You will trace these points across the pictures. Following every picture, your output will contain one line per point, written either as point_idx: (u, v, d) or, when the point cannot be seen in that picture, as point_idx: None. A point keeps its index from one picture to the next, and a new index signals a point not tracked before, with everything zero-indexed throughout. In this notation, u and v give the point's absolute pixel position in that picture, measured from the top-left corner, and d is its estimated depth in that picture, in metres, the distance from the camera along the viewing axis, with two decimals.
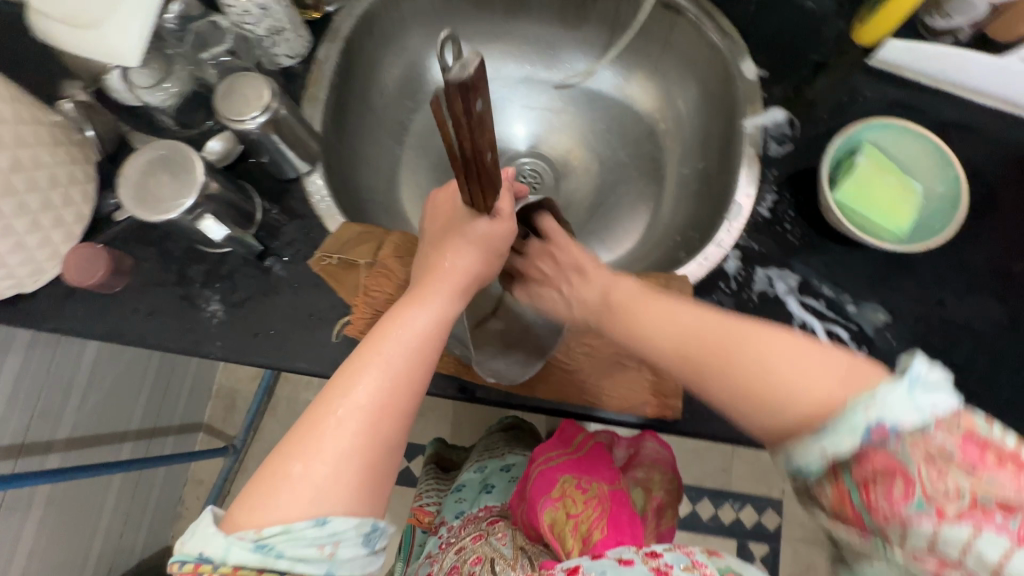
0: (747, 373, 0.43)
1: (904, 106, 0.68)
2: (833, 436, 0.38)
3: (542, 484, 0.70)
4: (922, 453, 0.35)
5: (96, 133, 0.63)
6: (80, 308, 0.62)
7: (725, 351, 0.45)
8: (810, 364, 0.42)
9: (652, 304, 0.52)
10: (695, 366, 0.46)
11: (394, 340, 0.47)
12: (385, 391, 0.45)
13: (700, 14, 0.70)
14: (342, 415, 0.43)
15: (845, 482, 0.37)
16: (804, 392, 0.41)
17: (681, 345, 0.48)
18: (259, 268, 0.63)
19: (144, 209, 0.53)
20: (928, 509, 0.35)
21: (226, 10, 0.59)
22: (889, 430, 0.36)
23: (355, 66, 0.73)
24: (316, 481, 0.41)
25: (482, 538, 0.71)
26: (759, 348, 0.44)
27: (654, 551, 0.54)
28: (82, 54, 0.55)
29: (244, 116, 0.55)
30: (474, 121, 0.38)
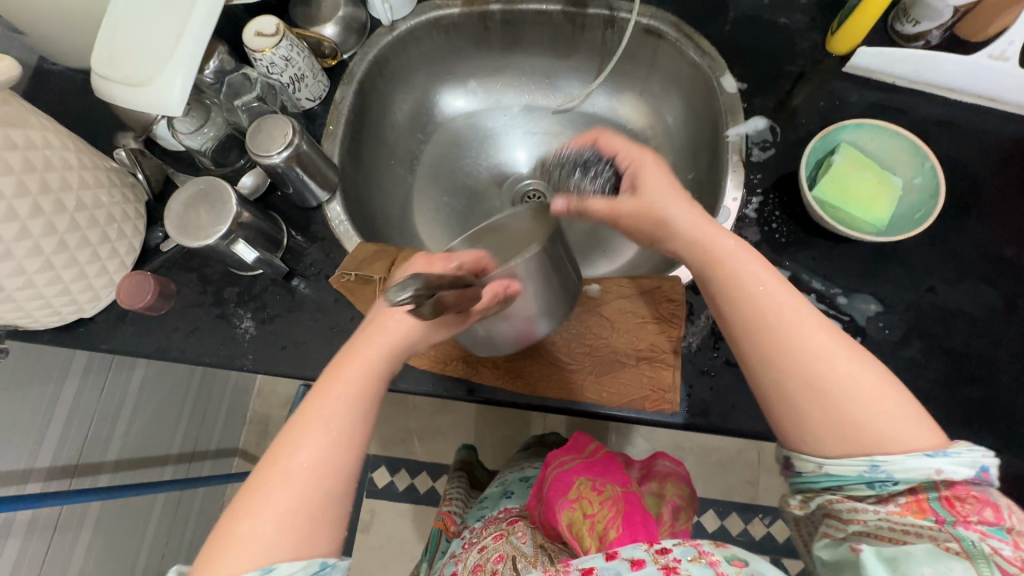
0: (827, 376, 0.45)
1: (882, 107, 0.71)
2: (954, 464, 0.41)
3: (556, 484, 0.74)
4: (1006, 502, 0.41)
5: (146, 176, 0.72)
6: (130, 330, 0.69)
7: (817, 347, 0.46)
8: (896, 420, 0.43)
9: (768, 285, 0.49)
10: (789, 350, 0.46)
11: (330, 404, 0.51)
12: (327, 451, 0.49)
13: (679, 36, 0.76)
14: (286, 475, 0.47)
15: (925, 491, 0.42)
16: (857, 435, 0.44)
17: (783, 341, 0.46)
18: (286, 287, 0.69)
19: (184, 235, 0.60)
20: (1006, 536, 0.39)
21: (255, 64, 0.68)
22: (986, 475, 0.42)
23: (368, 104, 0.81)
24: (263, 535, 0.45)
25: (504, 539, 0.75)
26: (853, 388, 0.44)
27: (663, 548, 0.56)
28: (140, 109, 0.64)
29: (271, 152, 0.62)
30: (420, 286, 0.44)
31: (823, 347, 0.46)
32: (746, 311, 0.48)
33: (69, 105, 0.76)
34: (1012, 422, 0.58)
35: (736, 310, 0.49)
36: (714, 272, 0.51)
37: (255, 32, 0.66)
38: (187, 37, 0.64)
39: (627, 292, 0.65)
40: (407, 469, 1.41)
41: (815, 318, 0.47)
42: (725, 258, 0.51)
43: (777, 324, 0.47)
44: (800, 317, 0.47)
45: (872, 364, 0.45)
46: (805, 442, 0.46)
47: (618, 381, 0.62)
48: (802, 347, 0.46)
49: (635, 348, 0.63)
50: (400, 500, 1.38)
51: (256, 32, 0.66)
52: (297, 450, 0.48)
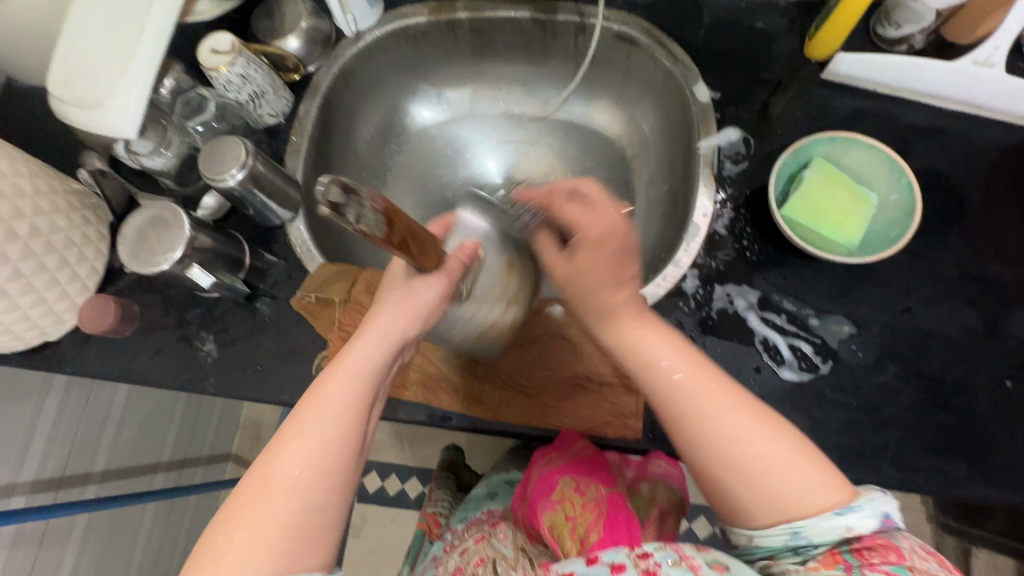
0: (737, 446, 0.45)
1: (864, 116, 0.67)
2: (858, 516, 0.42)
3: (542, 480, 0.69)
4: (912, 545, 0.41)
5: (106, 197, 0.71)
6: (96, 353, 0.69)
7: (721, 412, 0.46)
8: (806, 482, 0.44)
9: (664, 345, 0.50)
10: (698, 425, 0.46)
11: (320, 407, 0.47)
12: (320, 455, 0.45)
13: (652, 43, 0.73)
14: (276, 478, 0.44)
15: (840, 548, 0.42)
16: (779, 506, 0.44)
17: (686, 408, 0.47)
18: (248, 308, 0.68)
19: (139, 263, 0.59)
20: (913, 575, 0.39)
21: (212, 82, 0.67)
22: (892, 523, 0.42)
23: (335, 117, 0.79)
24: (244, 552, 0.41)
25: (483, 543, 0.71)
26: (766, 456, 0.45)
27: (644, 550, 0.49)
28: (96, 130, 0.63)
29: (225, 175, 0.61)
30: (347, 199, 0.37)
31: (727, 412, 0.46)
32: (653, 377, 0.49)
33: (34, 124, 0.75)
34: (989, 452, 0.56)
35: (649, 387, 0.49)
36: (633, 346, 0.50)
37: (210, 49, 0.65)
38: (142, 56, 0.63)
39: None
40: (397, 474, 1.40)
41: (709, 373, 0.48)
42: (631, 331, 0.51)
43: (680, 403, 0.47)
44: (713, 399, 0.46)
45: (780, 433, 0.46)
46: (738, 516, 0.46)
47: (575, 410, 0.60)
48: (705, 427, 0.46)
49: (597, 373, 0.61)
50: (389, 504, 1.39)
51: (212, 49, 0.64)
52: (279, 456, 0.45)
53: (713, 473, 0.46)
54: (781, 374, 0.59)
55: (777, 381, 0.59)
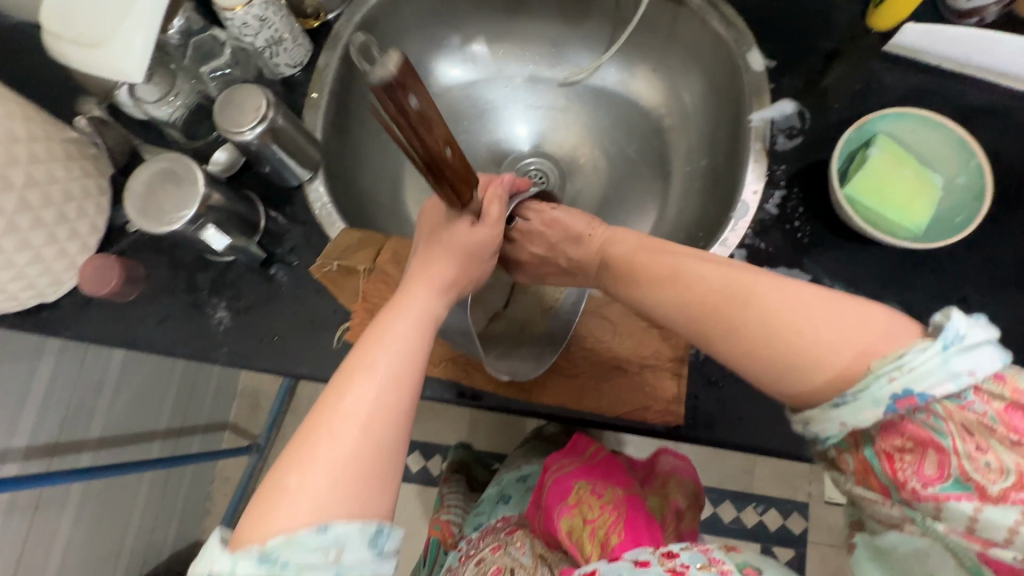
0: (771, 314, 0.42)
1: (927, 92, 0.63)
2: (857, 409, 0.38)
3: (557, 487, 0.71)
4: (957, 427, 0.36)
5: (107, 147, 0.65)
6: (99, 316, 0.64)
7: (746, 284, 0.45)
8: (860, 324, 0.40)
9: (659, 258, 0.51)
10: (694, 282, 0.48)
11: (382, 345, 0.46)
12: (386, 394, 0.44)
13: (703, 4, 0.68)
14: (343, 418, 0.42)
15: (866, 450, 0.39)
16: (846, 351, 0.39)
17: (696, 296, 0.47)
18: (263, 275, 0.64)
19: (149, 221, 0.54)
20: (964, 485, 0.35)
21: (226, 25, 0.61)
22: (920, 399, 0.36)
23: (355, 71, 0.73)
24: (320, 483, 0.40)
25: (499, 549, 0.71)
26: (786, 304, 0.42)
27: (670, 551, 0.48)
28: (95, 73, 0.57)
29: (243, 128, 0.56)
30: (412, 119, 0.36)
31: (747, 281, 0.45)
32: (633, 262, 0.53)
33: None
34: None
35: (655, 297, 0.50)
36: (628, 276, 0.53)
37: None
38: None
39: None
40: None
41: (711, 263, 0.48)
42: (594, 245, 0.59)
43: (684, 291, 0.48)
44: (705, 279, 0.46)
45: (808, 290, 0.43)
46: (797, 385, 0.41)
47: (616, 392, 0.57)
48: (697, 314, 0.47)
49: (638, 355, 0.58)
50: None
51: None
52: (343, 394, 0.43)
53: (748, 356, 0.44)
54: None
55: None
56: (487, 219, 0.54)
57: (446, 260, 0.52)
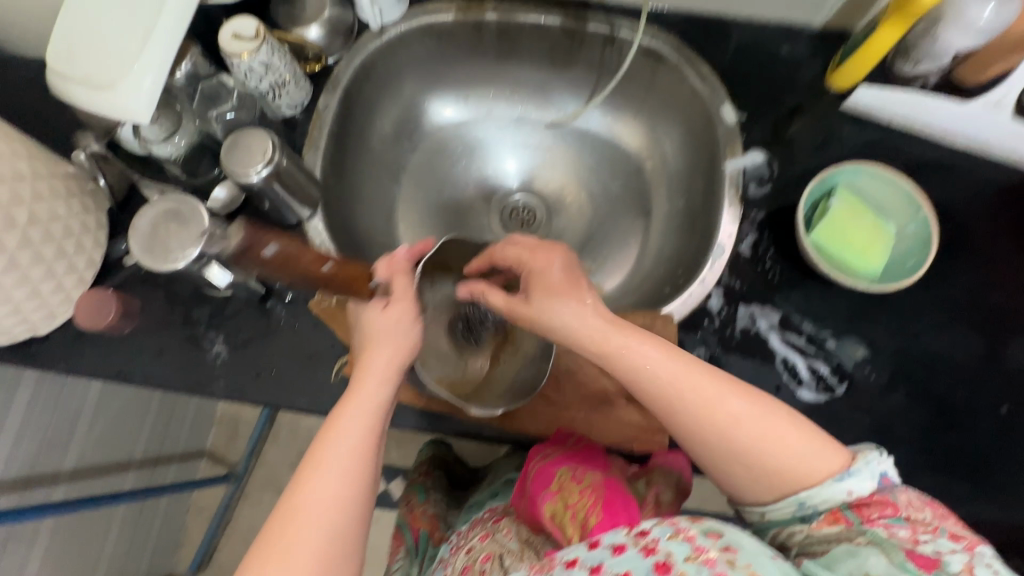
0: (732, 431, 0.50)
1: (880, 146, 0.70)
2: (857, 480, 0.48)
3: (540, 476, 0.61)
4: (907, 500, 0.46)
5: (107, 183, 0.66)
6: (92, 350, 0.64)
7: (723, 406, 0.50)
8: (806, 453, 0.49)
9: (631, 341, 0.53)
10: (695, 425, 0.51)
11: (333, 442, 0.49)
12: (342, 487, 0.48)
13: (680, 60, 0.74)
14: (307, 513, 0.47)
15: (840, 506, 0.48)
16: (788, 479, 0.49)
17: (681, 403, 0.51)
18: (261, 309, 0.65)
19: (153, 259, 0.55)
20: (902, 523, 0.44)
21: (232, 69, 0.63)
22: (889, 481, 0.48)
23: (353, 112, 0.76)
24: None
25: (488, 538, 0.70)
26: (755, 432, 0.49)
27: (642, 529, 0.48)
28: (100, 111, 0.59)
29: (250, 170, 0.58)
30: (271, 262, 0.50)
31: (725, 406, 0.50)
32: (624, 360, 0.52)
33: (21, 98, 0.69)
34: (988, 472, 0.60)
35: (652, 373, 0.51)
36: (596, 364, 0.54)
37: (232, 34, 0.62)
38: (157, 34, 0.58)
39: None
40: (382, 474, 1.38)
41: (678, 359, 0.51)
42: (584, 322, 0.54)
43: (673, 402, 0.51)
44: (694, 382, 0.50)
45: (766, 407, 0.50)
46: (748, 494, 0.52)
47: (607, 424, 0.61)
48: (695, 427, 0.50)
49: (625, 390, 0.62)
50: None
51: (234, 33, 0.62)
52: (302, 492, 0.47)
53: (710, 458, 0.52)
54: (800, 394, 0.61)
55: (796, 400, 0.61)
56: (394, 298, 0.56)
57: (386, 355, 0.54)
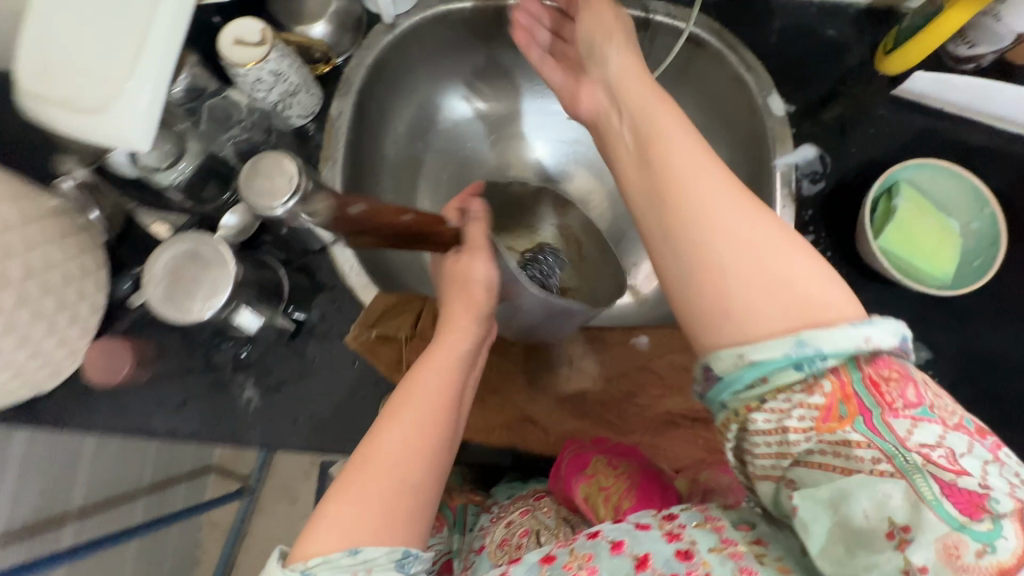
0: (753, 270, 0.36)
1: (933, 134, 0.67)
2: (845, 333, 0.34)
3: (573, 460, 0.55)
4: (922, 375, 0.35)
5: (101, 215, 0.59)
6: (108, 403, 0.59)
7: (751, 224, 0.37)
8: (833, 298, 0.36)
9: (675, 149, 0.41)
10: (707, 234, 0.38)
11: (417, 388, 0.45)
12: (422, 427, 0.44)
13: (723, 47, 0.68)
14: (385, 455, 0.42)
15: (849, 371, 0.34)
16: (796, 314, 0.36)
17: (693, 227, 0.38)
18: (293, 347, 0.60)
19: (173, 309, 0.49)
20: (933, 415, 0.33)
21: (236, 80, 0.55)
22: (902, 346, 0.35)
23: (367, 116, 0.69)
24: (346, 518, 0.40)
25: (526, 514, 0.56)
26: (777, 265, 0.37)
27: (670, 513, 0.43)
28: (89, 138, 0.50)
29: (273, 203, 0.51)
30: (351, 217, 0.49)
31: (750, 225, 0.37)
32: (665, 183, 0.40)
33: None
34: None
35: (684, 180, 0.39)
36: (652, 162, 0.42)
37: (234, 40, 0.54)
38: (150, 45, 0.50)
39: (676, 346, 0.60)
40: None
41: (726, 186, 0.39)
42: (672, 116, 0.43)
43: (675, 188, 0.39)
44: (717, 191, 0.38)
45: (791, 250, 0.37)
46: (728, 327, 0.37)
47: (674, 445, 0.58)
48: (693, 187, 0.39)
49: (690, 410, 0.59)
50: None
51: (236, 39, 0.54)
52: (380, 434, 0.43)
53: (698, 274, 0.38)
54: None
55: None
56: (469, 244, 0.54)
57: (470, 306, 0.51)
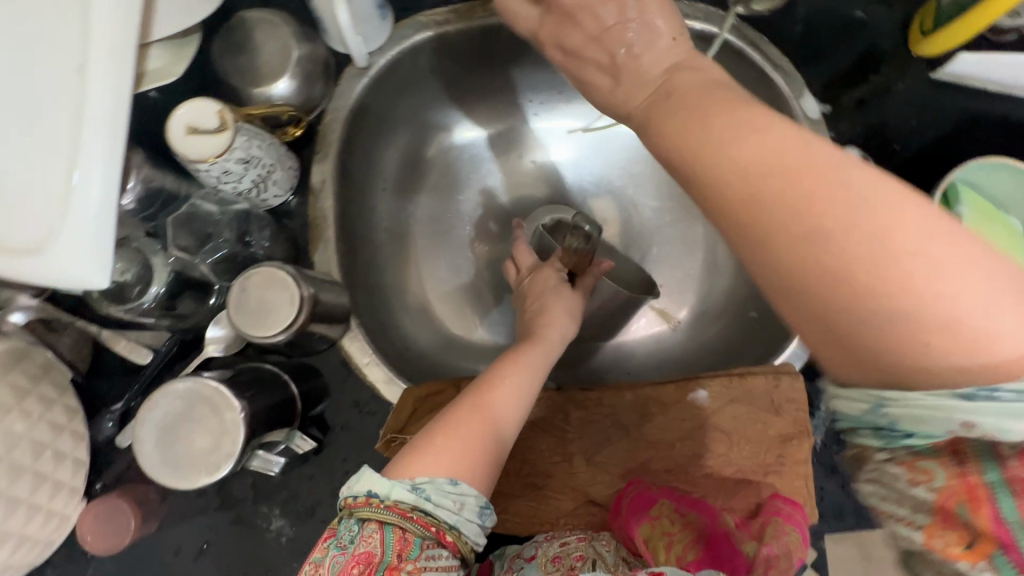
0: (889, 284, 0.24)
1: (982, 115, 0.60)
2: (1001, 402, 0.24)
3: (639, 496, 0.51)
4: None
5: (61, 356, 0.49)
6: (117, 561, 0.51)
7: (885, 227, 0.24)
8: (994, 321, 0.24)
9: (760, 124, 0.28)
10: (803, 242, 0.26)
11: (516, 367, 0.49)
12: (515, 400, 0.47)
13: (743, 45, 0.61)
14: (488, 416, 0.44)
15: (980, 471, 0.25)
16: (935, 340, 0.24)
17: (790, 231, 0.26)
18: (319, 464, 0.53)
19: (179, 475, 0.41)
20: None
21: (198, 175, 0.46)
22: None
23: (352, 176, 0.60)
24: (446, 454, 0.40)
25: (585, 540, 0.49)
26: (922, 270, 0.24)
27: None
28: (32, 283, 0.41)
29: (275, 328, 0.43)
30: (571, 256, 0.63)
31: (891, 231, 0.24)
32: (727, 173, 0.28)
33: None
34: None
35: (768, 175, 0.26)
36: (696, 143, 0.29)
37: (186, 128, 0.44)
38: (83, 157, 0.39)
39: (737, 396, 0.55)
40: None
41: (836, 173, 0.26)
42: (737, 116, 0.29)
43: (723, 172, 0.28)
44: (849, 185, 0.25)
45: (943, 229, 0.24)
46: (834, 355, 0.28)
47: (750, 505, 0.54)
48: (735, 174, 0.27)
49: (761, 464, 0.54)
50: None
51: (189, 126, 0.44)
52: (485, 394, 0.46)
53: (804, 290, 0.26)
54: None
55: None
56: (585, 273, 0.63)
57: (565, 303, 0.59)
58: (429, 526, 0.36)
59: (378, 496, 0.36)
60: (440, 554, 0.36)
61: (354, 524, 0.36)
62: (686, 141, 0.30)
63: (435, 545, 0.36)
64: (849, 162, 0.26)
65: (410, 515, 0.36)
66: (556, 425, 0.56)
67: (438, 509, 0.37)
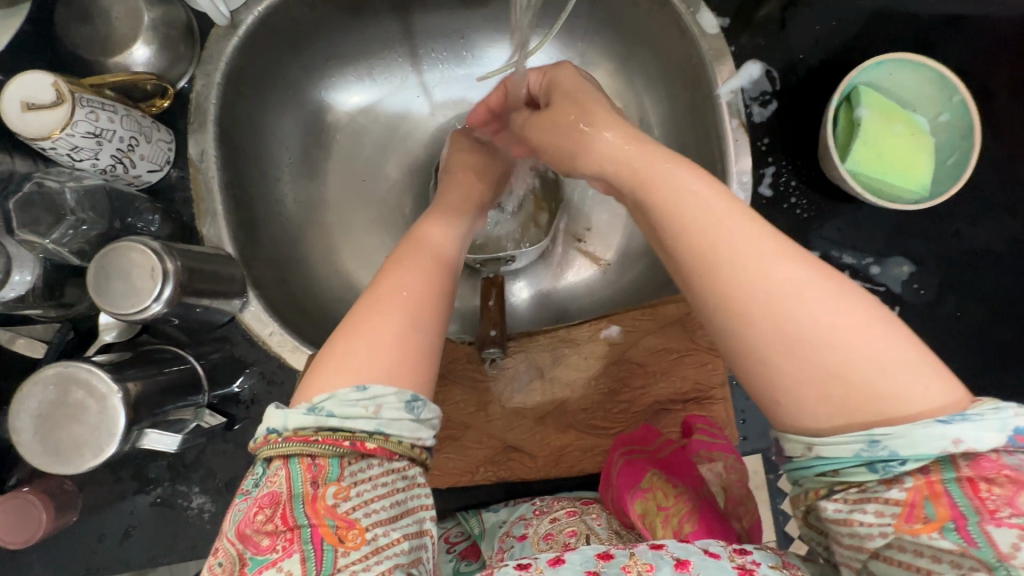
0: (829, 356, 0.30)
1: (885, 15, 0.57)
2: (924, 441, 0.28)
3: (625, 469, 0.48)
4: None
5: None
6: (43, 553, 0.52)
7: (836, 326, 0.30)
8: (892, 367, 0.29)
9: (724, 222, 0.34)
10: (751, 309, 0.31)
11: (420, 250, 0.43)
12: (423, 282, 0.39)
13: None
14: (393, 301, 0.37)
15: (940, 472, 0.28)
16: (848, 397, 0.29)
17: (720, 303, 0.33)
18: (233, 438, 0.53)
19: (67, 461, 0.41)
20: None
21: (48, 153, 0.44)
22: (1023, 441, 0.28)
23: (240, 145, 0.57)
24: (355, 354, 0.34)
25: (574, 514, 0.48)
26: (836, 334, 0.30)
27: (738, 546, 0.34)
28: None
29: (145, 300, 0.42)
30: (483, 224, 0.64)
31: (835, 327, 0.30)
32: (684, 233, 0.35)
33: None
34: None
35: (731, 244, 0.33)
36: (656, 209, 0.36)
37: (23, 104, 0.41)
38: None
39: (652, 326, 0.55)
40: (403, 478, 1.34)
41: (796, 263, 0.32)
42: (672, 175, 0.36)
43: (716, 257, 0.33)
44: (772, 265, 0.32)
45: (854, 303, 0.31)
46: (783, 415, 0.31)
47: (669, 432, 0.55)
48: (721, 273, 0.33)
49: (678, 392, 0.55)
50: None
51: (24, 103, 0.41)
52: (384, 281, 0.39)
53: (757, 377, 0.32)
54: None
55: None
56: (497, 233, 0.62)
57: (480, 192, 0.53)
58: (341, 441, 0.31)
59: (275, 432, 0.32)
60: (364, 466, 0.32)
61: (261, 465, 0.33)
62: (673, 219, 0.35)
63: (357, 458, 0.32)
64: (799, 267, 0.32)
65: (314, 438, 0.31)
66: (469, 375, 0.55)
67: (348, 421, 0.32)
